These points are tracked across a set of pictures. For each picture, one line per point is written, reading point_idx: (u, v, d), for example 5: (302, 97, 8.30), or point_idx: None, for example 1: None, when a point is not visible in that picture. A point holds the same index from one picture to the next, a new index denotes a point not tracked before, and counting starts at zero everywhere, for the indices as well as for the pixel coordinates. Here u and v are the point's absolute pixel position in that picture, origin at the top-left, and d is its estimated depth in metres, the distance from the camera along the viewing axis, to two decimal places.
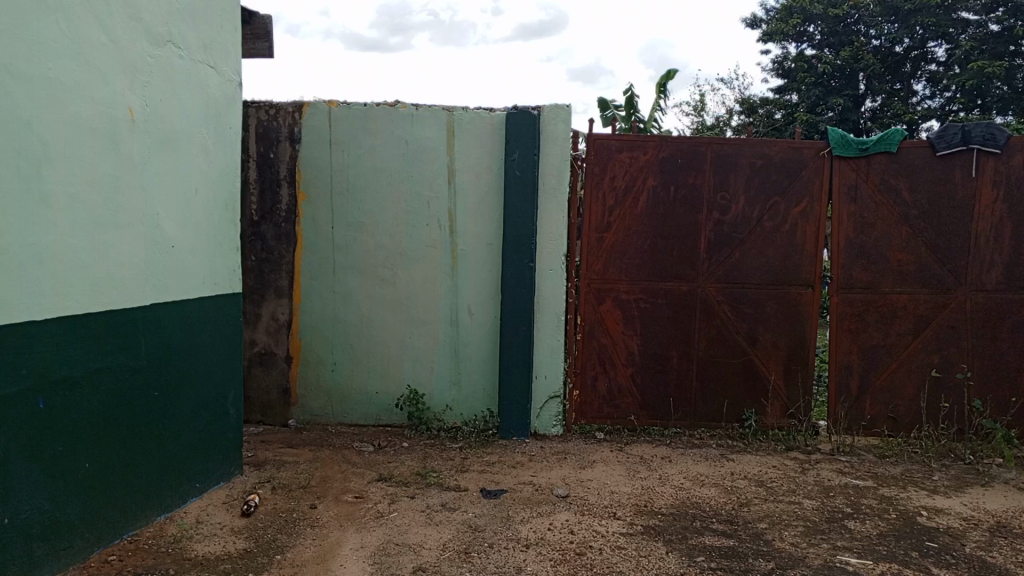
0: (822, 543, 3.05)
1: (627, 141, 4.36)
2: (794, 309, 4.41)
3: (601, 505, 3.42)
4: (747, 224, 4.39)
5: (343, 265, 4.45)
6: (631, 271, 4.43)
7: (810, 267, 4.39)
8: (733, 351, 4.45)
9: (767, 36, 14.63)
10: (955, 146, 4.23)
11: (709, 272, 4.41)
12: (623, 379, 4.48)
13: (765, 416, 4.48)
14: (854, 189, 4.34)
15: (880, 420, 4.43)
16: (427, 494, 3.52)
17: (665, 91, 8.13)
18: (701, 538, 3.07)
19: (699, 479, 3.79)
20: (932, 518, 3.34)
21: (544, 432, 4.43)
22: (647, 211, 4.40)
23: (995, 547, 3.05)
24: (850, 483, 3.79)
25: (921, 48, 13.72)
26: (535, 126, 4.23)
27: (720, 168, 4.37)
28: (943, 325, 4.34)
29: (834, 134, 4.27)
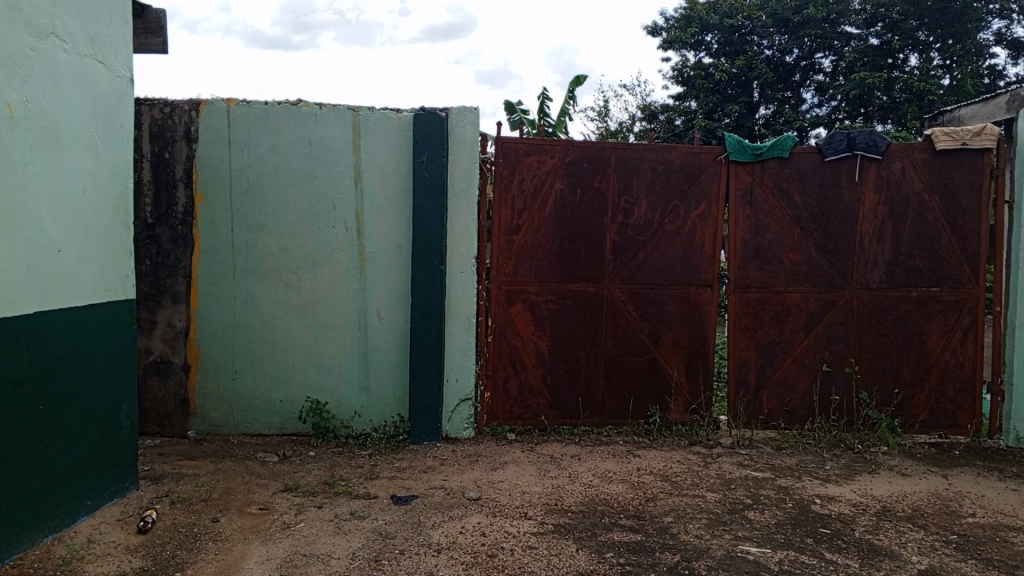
0: (724, 534, 3.17)
1: (534, 145, 4.40)
2: (695, 309, 4.56)
3: (512, 506, 3.44)
4: (650, 226, 4.51)
5: (244, 269, 4.31)
6: (539, 273, 4.48)
7: (709, 268, 4.55)
8: (638, 350, 4.56)
9: (667, 44, 15.05)
10: (841, 152, 4.47)
11: (615, 273, 4.51)
12: (533, 380, 4.52)
13: (669, 412, 4.61)
14: (750, 193, 4.53)
15: (777, 414, 4.63)
16: (335, 502, 3.45)
17: (571, 97, 8.26)
18: (610, 534, 3.13)
19: (607, 476, 3.87)
20: (825, 506, 3.52)
21: (455, 435, 4.41)
22: (555, 213, 4.45)
23: (882, 531, 3.24)
24: (749, 475, 3.94)
25: (808, 58, 14.55)
26: (442, 127, 4.22)
27: (624, 171, 4.48)
28: (833, 322, 4.57)
29: (730, 140, 4.44)
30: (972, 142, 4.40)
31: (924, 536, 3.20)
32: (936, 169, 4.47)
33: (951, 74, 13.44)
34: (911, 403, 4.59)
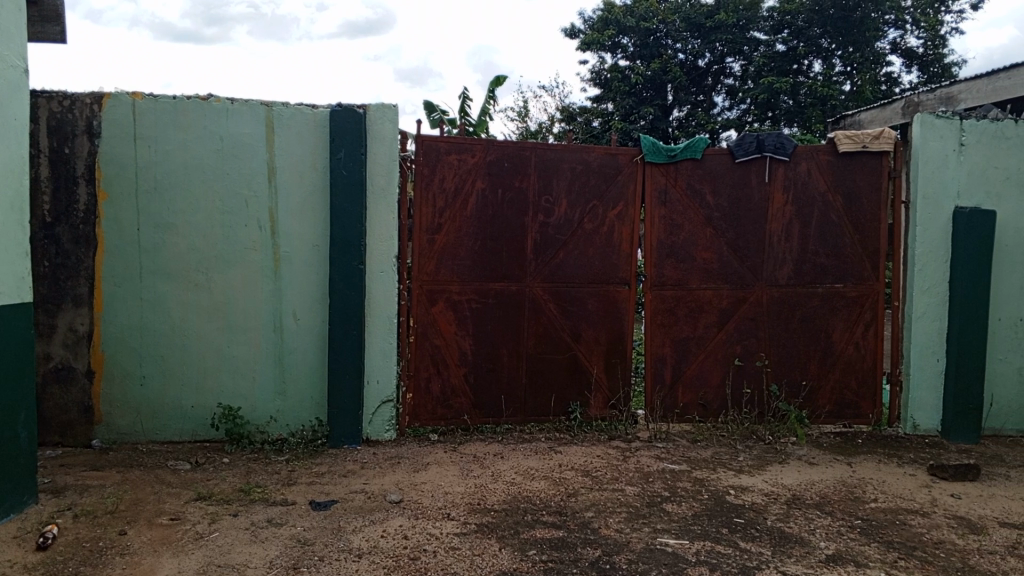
0: (643, 526, 3.23)
1: (454, 143, 4.38)
2: (614, 307, 4.64)
3: (434, 507, 3.41)
4: (570, 225, 4.56)
5: (152, 269, 4.13)
6: (461, 272, 4.46)
7: (626, 266, 4.63)
8: (559, 347, 4.60)
9: (585, 45, 15.19)
10: (751, 153, 4.62)
11: (536, 271, 4.53)
12: (455, 379, 4.50)
13: (589, 408, 4.67)
14: (665, 193, 4.63)
15: (693, 407, 4.76)
16: (251, 510, 3.34)
17: (491, 96, 8.28)
18: (532, 531, 3.14)
19: (529, 473, 3.89)
20: (739, 496, 3.63)
21: (376, 438, 4.35)
22: (476, 212, 4.44)
23: (791, 518, 3.37)
24: (667, 468, 4.03)
25: (720, 62, 15.00)
26: (360, 124, 4.15)
27: (544, 171, 4.51)
28: (745, 318, 4.73)
29: (645, 142, 4.53)
30: (872, 145, 4.63)
31: (830, 521, 3.35)
32: (839, 170, 4.68)
33: (851, 80, 14.06)
34: (817, 394, 4.79)
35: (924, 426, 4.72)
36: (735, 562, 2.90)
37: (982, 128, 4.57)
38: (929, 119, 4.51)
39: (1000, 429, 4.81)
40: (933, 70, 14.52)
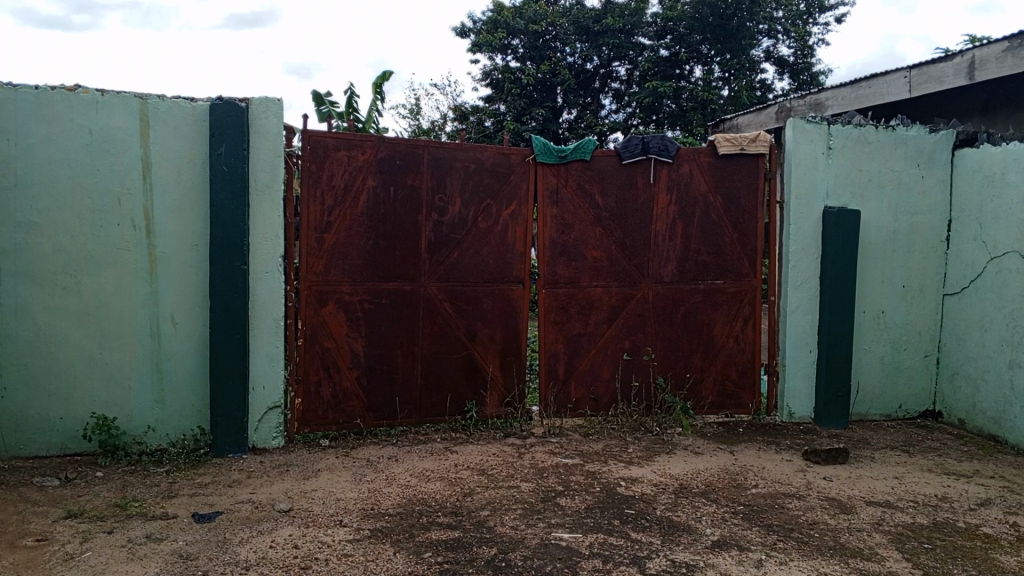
0: (538, 522, 3.26)
1: (343, 140, 4.28)
2: (508, 305, 4.67)
3: (326, 514, 3.33)
4: (464, 224, 4.55)
5: (14, 272, 3.84)
6: (352, 272, 4.37)
7: (519, 264, 4.67)
8: (454, 347, 4.58)
9: (475, 46, 15.23)
10: (637, 155, 4.75)
11: (430, 271, 4.50)
12: (347, 382, 4.41)
13: (485, 406, 4.68)
14: (555, 193, 4.70)
15: (585, 402, 4.86)
16: (128, 526, 3.16)
17: (381, 92, 8.16)
18: (428, 533, 3.12)
19: (424, 475, 3.86)
20: (629, 487, 3.74)
21: (263, 445, 4.20)
22: (367, 211, 4.36)
23: (679, 507, 3.49)
24: (560, 462, 4.10)
25: (607, 66, 15.31)
26: (242, 119, 4.00)
27: (436, 170, 4.48)
28: (633, 314, 4.86)
29: (537, 143, 4.57)
30: (748, 148, 4.86)
31: (715, 509, 3.49)
32: (719, 172, 4.89)
33: (729, 86, 14.78)
34: (701, 386, 4.98)
35: (799, 413, 5.00)
36: (627, 552, 2.97)
37: (847, 133, 4.89)
38: (801, 124, 4.78)
39: (866, 415, 5.16)
40: (802, 77, 15.43)
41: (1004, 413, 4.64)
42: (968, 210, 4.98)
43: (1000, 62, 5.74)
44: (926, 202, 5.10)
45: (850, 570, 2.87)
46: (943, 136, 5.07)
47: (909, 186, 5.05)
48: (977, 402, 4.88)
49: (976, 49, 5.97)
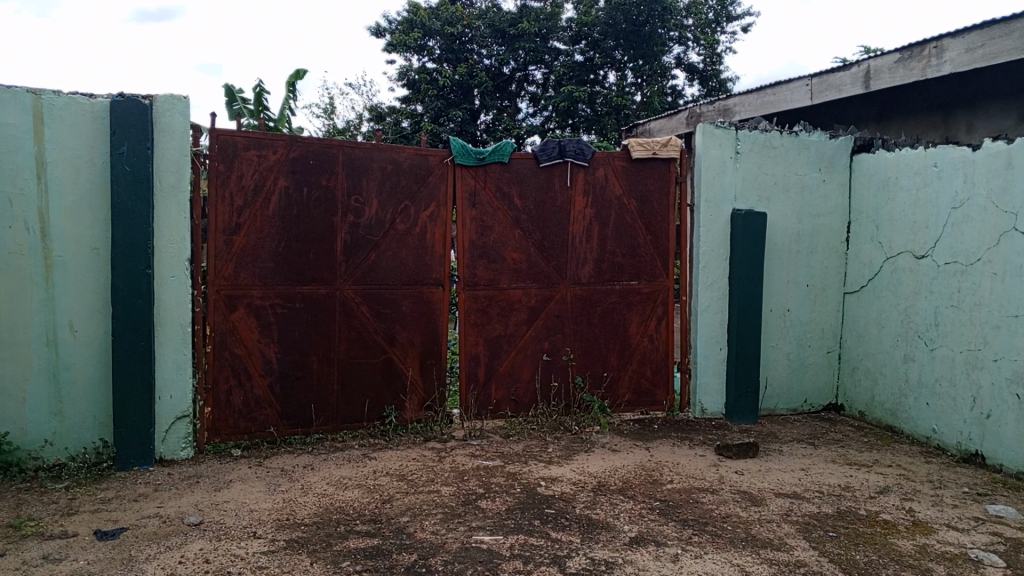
0: (459, 526, 3.25)
1: (253, 139, 4.17)
2: (426, 308, 4.63)
3: (239, 526, 3.22)
4: (381, 226, 4.49)
5: None
6: (264, 275, 4.25)
7: (439, 267, 4.64)
8: (372, 351, 4.52)
9: (390, 46, 15.06)
10: (554, 159, 4.80)
11: (346, 273, 4.42)
12: (259, 390, 4.28)
13: (404, 411, 4.63)
14: (474, 195, 4.69)
15: (505, 404, 4.87)
16: (22, 547, 2.97)
17: (293, 91, 8.00)
18: (346, 542, 3.06)
19: (341, 483, 3.78)
20: (549, 487, 3.77)
21: (171, 457, 4.04)
22: (279, 212, 4.25)
23: (597, 505, 3.54)
24: (480, 465, 4.09)
25: (522, 70, 15.38)
26: (146, 116, 3.84)
27: (352, 170, 4.40)
28: (552, 315, 4.90)
29: (455, 144, 4.55)
30: (661, 153, 4.99)
31: (632, 505, 3.56)
32: (633, 175, 4.99)
33: (642, 91, 15.20)
34: (618, 385, 5.08)
35: (710, 409, 5.16)
36: (547, 552, 2.99)
37: (754, 138, 5.07)
38: (710, 129, 4.93)
39: (774, 409, 5.37)
40: (711, 84, 15.93)
41: (900, 405, 4.91)
42: (865, 213, 5.24)
43: (893, 72, 6.09)
44: (827, 204, 5.33)
45: (761, 560, 2.97)
46: (842, 142, 5.31)
47: (811, 190, 5.27)
48: (875, 395, 5.14)
49: (871, 59, 6.30)
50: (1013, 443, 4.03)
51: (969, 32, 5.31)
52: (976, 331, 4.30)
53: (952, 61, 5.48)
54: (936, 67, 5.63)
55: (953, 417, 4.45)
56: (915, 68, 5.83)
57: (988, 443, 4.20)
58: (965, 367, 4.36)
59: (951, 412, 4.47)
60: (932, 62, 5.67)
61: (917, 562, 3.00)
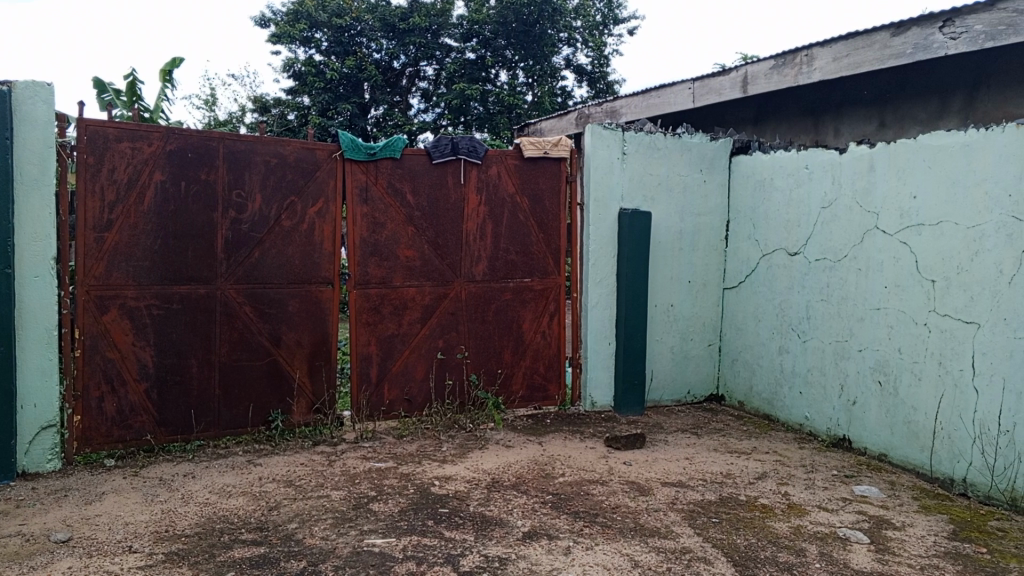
0: (350, 530, 3.19)
1: (125, 130, 3.94)
2: (315, 307, 4.51)
3: (113, 541, 3.04)
4: (265, 222, 4.34)
5: None
6: (138, 275, 4.02)
7: (328, 265, 4.53)
8: (257, 353, 4.37)
9: (275, 37, 14.58)
10: (447, 155, 4.78)
11: (228, 272, 4.25)
12: (134, 396, 4.06)
13: (291, 415, 4.51)
14: (365, 191, 4.60)
15: (398, 404, 4.82)
16: None
17: (170, 80, 7.60)
18: (231, 552, 2.95)
19: (226, 490, 3.64)
20: (444, 486, 3.75)
21: (35, 470, 3.78)
22: (155, 208, 4.04)
23: (491, 502, 3.56)
24: (373, 467, 4.03)
25: (414, 65, 15.18)
26: (4, 104, 3.57)
27: (234, 164, 4.23)
28: (446, 312, 4.88)
29: (344, 138, 4.45)
30: (551, 152, 5.06)
31: (526, 500, 3.60)
32: (524, 173, 5.04)
33: (532, 91, 15.42)
34: (512, 382, 5.13)
35: (600, 403, 5.31)
36: (441, 552, 2.98)
37: (640, 139, 5.22)
38: (598, 130, 5.05)
39: (659, 401, 5.56)
40: (599, 86, 16.30)
41: (775, 395, 5.18)
42: (743, 212, 5.50)
43: (768, 78, 6.40)
44: (708, 204, 5.56)
45: (649, 549, 3.06)
46: (722, 144, 5.55)
47: (693, 190, 5.48)
48: (753, 385, 5.41)
49: (748, 65, 6.60)
50: (876, 428, 4.34)
51: (835, 42, 5.63)
52: (843, 324, 4.59)
53: (821, 70, 5.80)
54: (807, 74, 5.96)
55: (823, 405, 4.75)
56: (789, 75, 6.15)
57: (854, 427, 4.51)
58: (834, 357, 4.66)
59: (822, 400, 4.76)
60: (803, 70, 6.00)
61: (793, 543, 3.17)
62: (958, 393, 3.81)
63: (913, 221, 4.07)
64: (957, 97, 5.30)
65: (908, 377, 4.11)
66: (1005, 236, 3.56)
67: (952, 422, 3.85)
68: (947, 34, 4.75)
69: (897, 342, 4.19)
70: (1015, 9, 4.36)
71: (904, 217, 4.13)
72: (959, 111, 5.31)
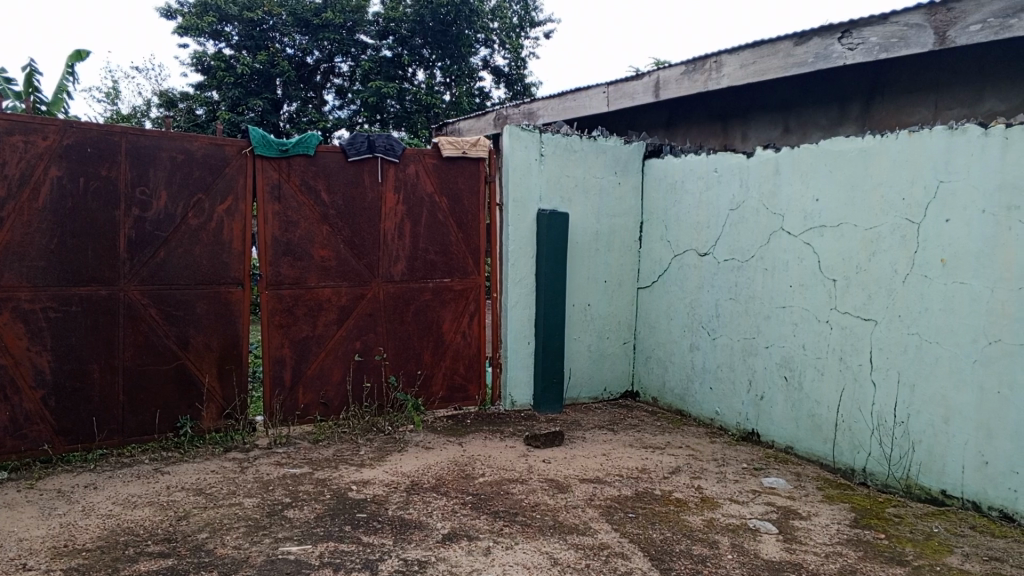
0: (264, 538, 3.10)
1: (17, 122, 3.71)
2: (224, 308, 4.37)
3: (5, 559, 2.86)
4: (172, 221, 4.17)
5: None
6: (33, 276, 3.81)
7: (238, 266, 4.40)
8: (163, 357, 4.20)
9: (182, 29, 14.03)
10: (363, 153, 4.70)
11: (131, 273, 4.06)
12: (29, 404, 3.84)
13: (200, 421, 4.36)
14: (277, 188, 4.48)
15: (313, 408, 4.71)
16: None
17: (70, 72, 7.21)
18: (136, 565, 2.82)
19: (130, 501, 3.48)
20: (361, 490, 3.70)
21: None
22: (51, 205, 3.83)
23: (410, 505, 3.52)
24: (288, 473, 3.94)
25: (329, 62, 15.02)
26: None
27: (137, 160, 4.05)
28: (363, 313, 4.81)
29: (255, 134, 4.32)
30: (470, 152, 5.06)
31: (445, 501, 3.58)
32: (442, 173, 5.02)
33: (450, 91, 15.46)
34: (431, 383, 5.10)
35: (520, 402, 5.36)
36: (359, 558, 2.93)
37: (557, 141, 5.28)
38: (516, 131, 5.07)
39: (577, 399, 5.64)
40: (517, 88, 16.40)
41: (687, 390, 5.33)
42: (656, 214, 5.63)
43: (680, 83, 6.55)
44: (623, 205, 5.67)
45: (568, 546, 3.10)
46: (636, 146, 5.66)
47: (608, 191, 5.57)
48: (666, 382, 5.55)
49: (660, 70, 6.76)
50: (783, 421, 4.52)
51: (743, 49, 5.83)
52: (750, 321, 4.76)
53: (730, 76, 5.98)
54: (716, 80, 6.13)
55: (732, 400, 4.91)
56: (699, 80, 6.32)
57: (762, 421, 4.68)
58: (742, 354, 4.82)
59: (731, 395, 4.92)
60: (713, 75, 6.17)
61: (706, 535, 3.27)
62: (857, 386, 4.01)
63: (816, 223, 4.25)
64: (855, 104, 5.59)
65: (811, 372, 4.30)
66: (899, 237, 3.76)
67: (852, 415, 4.05)
68: (845, 44, 5.00)
69: (801, 339, 4.37)
70: (905, 23, 4.62)
71: (807, 218, 4.32)
72: (856, 118, 5.60)
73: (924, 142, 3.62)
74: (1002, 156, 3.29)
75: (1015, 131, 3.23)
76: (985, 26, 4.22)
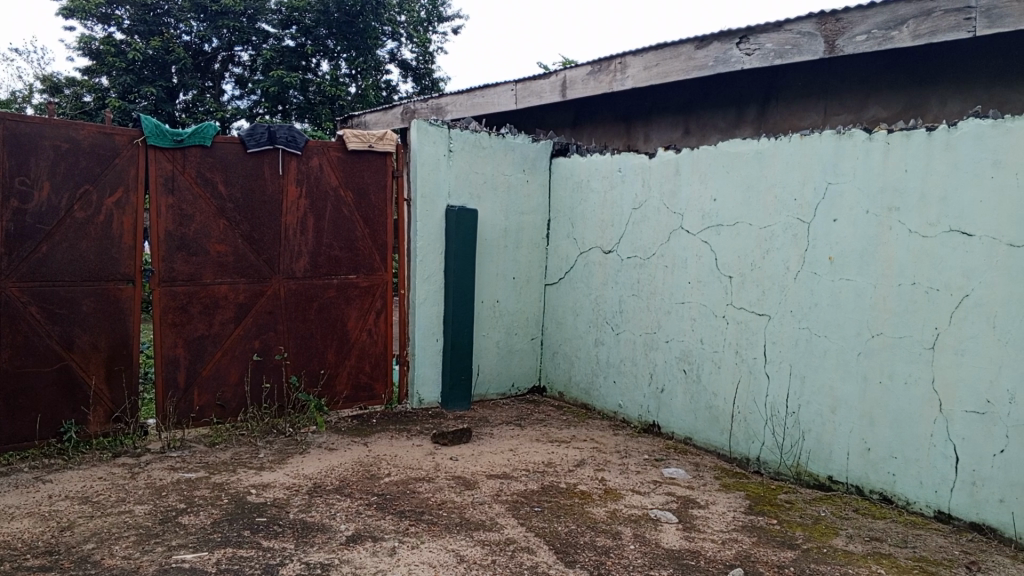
0: (156, 547, 2.97)
1: None
2: (113, 306, 4.14)
3: None
4: (55, 213, 3.93)
5: None
6: None
7: (128, 261, 4.17)
8: (45, 358, 3.95)
9: (68, 11, 13.24)
10: (263, 145, 4.56)
11: (9, 268, 3.81)
12: None
13: (87, 425, 4.13)
14: (171, 180, 4.29)
15: (209, 410, 4.54)
16: None
17: None
18: None
19: (7, 513, 3.26)
20: (261, 494, 3.59)
21: None
22: None
23: (313, 507, 3.45)
24: (182, 478, 3.78)
25: (227, 50, 14.47)
26: None
27: (16, 149, 3.80)
28: (262, 311, 4.67)
29: (147, 123, 4.12)
30: (376, 146, 4.99)
31: (349, 503, 3.52)
32: (347, 167, 4.92)
33: (357, 83, 15.12)
34: (335, 382, 5.01)
35: (427, 400, 5.32)
36: (257, 563, 2.84)
37: (464, 137, 5.26)
38: (423, 126, 5.03)
39: (485, 395, 5.64)
40: (424, 82, 16.30)
41: (592, 385, 5.43)
42: (563, 212, 5.71)
43: (585, 83, 6.67)
44: (530, 203, 5.71)
45: (474, 543, 3.10)
46: (542, 145, 5.72)
47: (515, 189, 5.60)
48: (572, 376, 5.64)
49: (567, 70, 6.85)
50: (682, 413, 4.67)
51: (646, 52, 5.97)
52: (652, 317, 4.89)
53: (633, 77, 6.13)
54: (620, 81, 6.27)
55: (635, 393, 5.04)
56: (604, 81, 6.44)
57: (663, 413, 4.82)
58: (644, 348, 4.96)
59: (634, 388, 5.05)
60: (617, 77, 6.31)
61: (609, 526, 3.34)
62: (751, 379, 4.18)
63: (713, 222, 4.41)
64: (751, 108, 5.82)
65: (708, 366, 4.46)
66: (791, 236, 3.94)
67: (747, 406, 4.22)
68: (743, 49, 5.18)
69: (699, 333, 4.53)
70: (799, 30, 4.85)
71: (705, 217, 4.47)
72: (752, 121, 5.84)
73: (814, 145, 3.81)
74: (884, 160, 3.50)
75: (895, 136, 3.44)
76: (869, 37, 4.48)
